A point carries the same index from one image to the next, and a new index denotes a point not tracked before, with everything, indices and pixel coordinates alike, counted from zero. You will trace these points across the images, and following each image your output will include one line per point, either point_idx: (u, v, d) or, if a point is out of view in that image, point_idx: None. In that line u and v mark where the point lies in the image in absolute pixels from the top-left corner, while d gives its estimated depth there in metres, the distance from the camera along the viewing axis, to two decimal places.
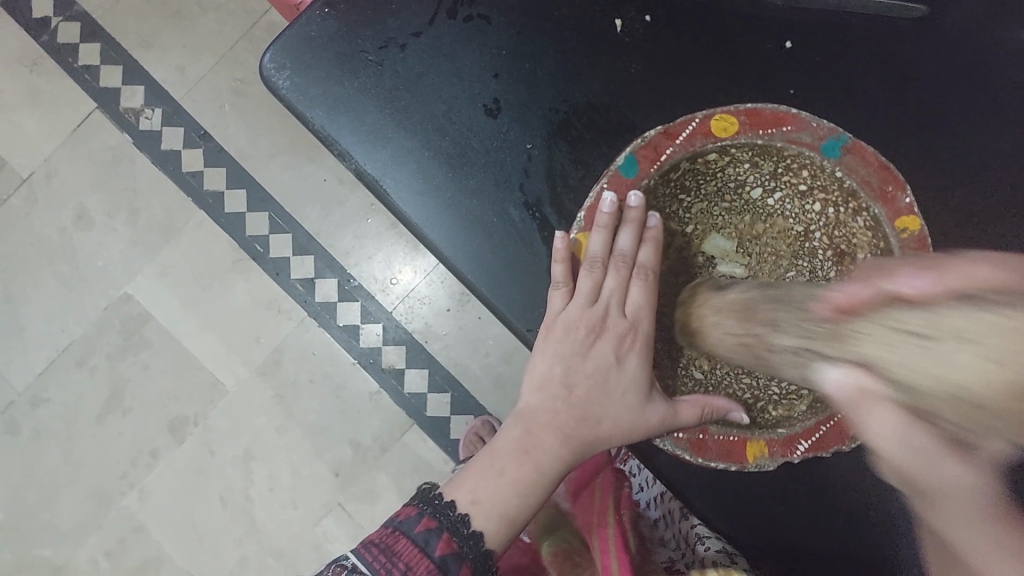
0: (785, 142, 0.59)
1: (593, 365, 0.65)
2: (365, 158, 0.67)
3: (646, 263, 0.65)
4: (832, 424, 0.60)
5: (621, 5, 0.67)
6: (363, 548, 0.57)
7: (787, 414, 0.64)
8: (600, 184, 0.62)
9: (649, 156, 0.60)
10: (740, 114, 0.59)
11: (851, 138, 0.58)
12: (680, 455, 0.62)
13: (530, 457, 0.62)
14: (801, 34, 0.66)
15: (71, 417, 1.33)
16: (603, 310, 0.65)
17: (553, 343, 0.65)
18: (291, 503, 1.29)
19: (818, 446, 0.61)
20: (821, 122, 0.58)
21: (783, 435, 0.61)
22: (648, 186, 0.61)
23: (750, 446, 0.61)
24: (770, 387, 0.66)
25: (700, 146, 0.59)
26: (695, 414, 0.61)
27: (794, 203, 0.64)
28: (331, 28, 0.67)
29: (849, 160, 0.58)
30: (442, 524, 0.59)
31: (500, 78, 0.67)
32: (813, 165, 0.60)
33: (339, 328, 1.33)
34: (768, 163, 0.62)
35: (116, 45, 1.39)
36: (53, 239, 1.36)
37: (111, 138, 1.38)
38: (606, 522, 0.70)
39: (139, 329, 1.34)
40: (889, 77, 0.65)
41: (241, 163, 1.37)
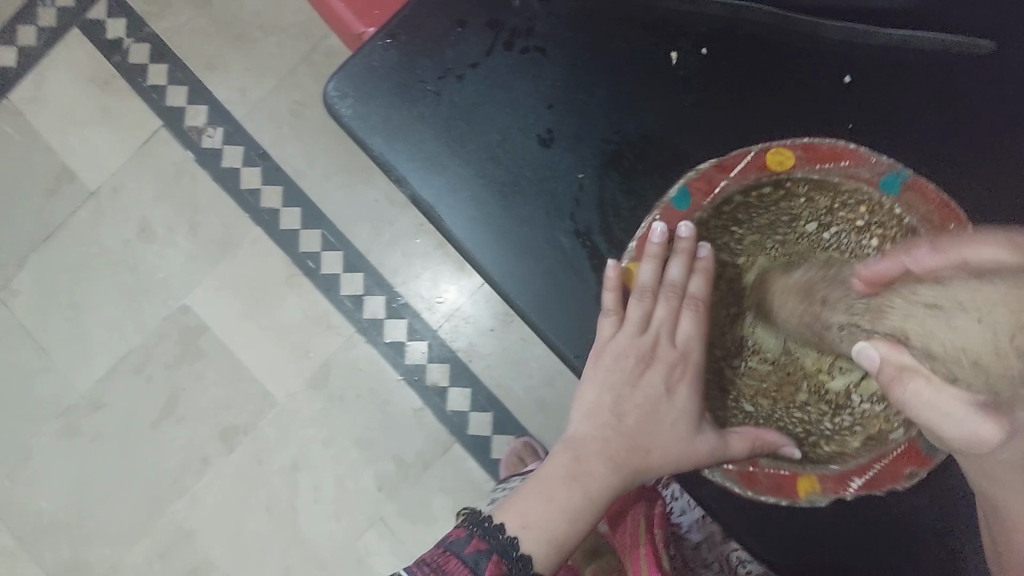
0: (843, 176, 0.58)
1: (642, 396, 0.65)
2: (420, 184, 0.68)
3: (697, 293, 0.65)
4: (884, 463, 0.58)
5: (677, 38, 0.68)
6: (411, 568, 0.55)
7: (840, 449, 0.62)
8: (653, 214, 0.62)
9: (702, 189, 0.60)
10: (796, 148, 0.58)
11: (911, 173, 0.57)
12: (730, 487, 0.62)
13: (579, 485, 0.60)
14: (860, 69, 0.66)
15: (126, 424, 1.37)
16: (653, 338, 0.66)
17: (601, 370, 0.65)
18: (333, 516, 1.31)
19: (873, 484, 0.58)
20: (880, 158, 0.57)
21: (835, 470, 0.59)
22: (700, 219, 0.62)
23: (801, 481, 0.60)
24: (822, 423, 0.65)
25: (755, 179, 0.59)
26: (743, 446, 0.61)
27: (851, 239, 0.63)
28: (392, 58, 0.69)
29: (908, 197, 0.57)
30: (492, 546, 0.57)
31: (555, 108, 0.68)
32: (872, 201, 0.59)
33: (386, 345, 1.35)
34: (824, 198, 0.61)
35: (183, 66, 1.45)
36: (117, 251, 1.41)
37: (174, 154, 1.43)
38: (638, 541, 0.71)
39: (193, 340, 1.38)
40: (951, 113, 0.64)
41: (297, 182, 1.40)
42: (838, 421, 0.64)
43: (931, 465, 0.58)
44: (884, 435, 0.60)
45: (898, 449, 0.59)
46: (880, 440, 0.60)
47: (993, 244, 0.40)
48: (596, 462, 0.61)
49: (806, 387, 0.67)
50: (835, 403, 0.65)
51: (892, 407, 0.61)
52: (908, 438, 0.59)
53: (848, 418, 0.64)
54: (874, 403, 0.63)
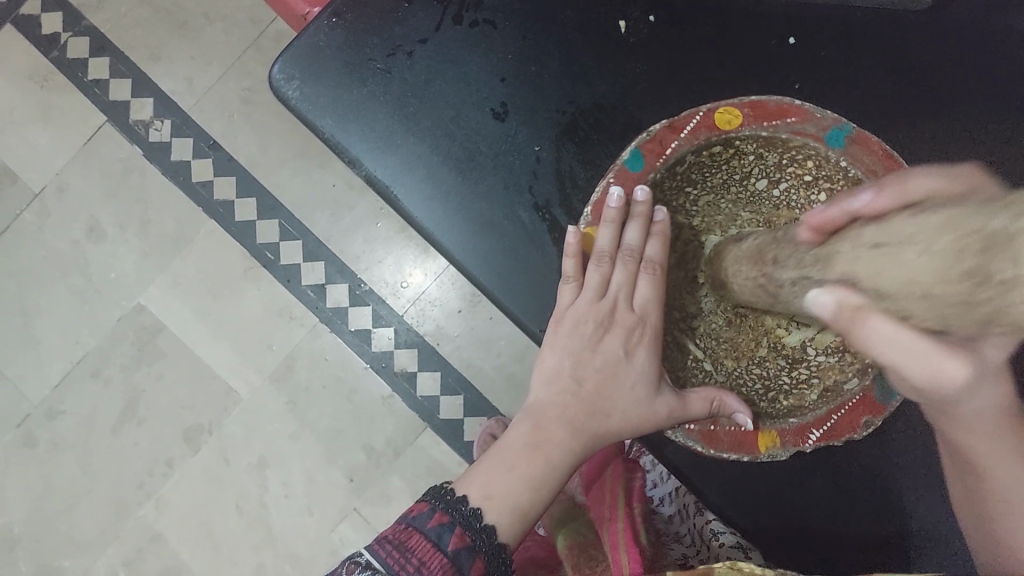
0: (790, 133, 0.58)
1: (602, 360, 0.66)
2: (375, 165, 0.67)
3: (653, 257, 0.66)
4: (844, 412, 0.60)
5: (625, 5, 0.67)
6: (376, 545, 0.56)
7: (798, 403, 0.64)
8: (607, 177, 0.62)
9: (655, 150, 0.61)
10: (744, 106, 0.59)
11: (854, 127, 0.57)
12: (692, 446, 0.63)
13: (540, 451, 0.62)
14: (805, 29, 0.66)
15: (87, 428, 1.34)
16: (611, 304, 0.66)
17: (562, 338, 0.66)
18: (306, 509, 1.30)
19: (830, 434, 0.61)
20: (825, 113, 0.58)
21: (794, 423, 0.61)
22: (654, 180, 0.62)
23: (761, 436, 0.62)
24: (780, 377, 0.65)
25: (705, 139, 0.59)
26: (703, 406, 0.61)
27: (800, 196, 0.64)
28: (339, 37, 0.68)
29: (853, 150, 0.57)
30: (455, 518, 0.58)
31: (507, 81, 0.68)
32: (818, 156, 0.59)
33: (351, 333, 1.33)
34: (772, 155, 0.62)
35: (125, 58, 1.41)
36: (67, 252, 1.38)
37: (121, 150, 1.39)
38: (616, 516, 0.72)
39: (152, 339, 1.35)
40: (894, 68, 0.65)
41: (250, 172, 1.38)
42: (796, 374, 0.65)
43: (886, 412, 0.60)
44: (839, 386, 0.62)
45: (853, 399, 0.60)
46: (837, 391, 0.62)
47: (932, 178, 0.47)
48: (558, 427, 0.63)
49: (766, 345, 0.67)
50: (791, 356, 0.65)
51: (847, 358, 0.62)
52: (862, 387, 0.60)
53: (805, 371, 0.64)
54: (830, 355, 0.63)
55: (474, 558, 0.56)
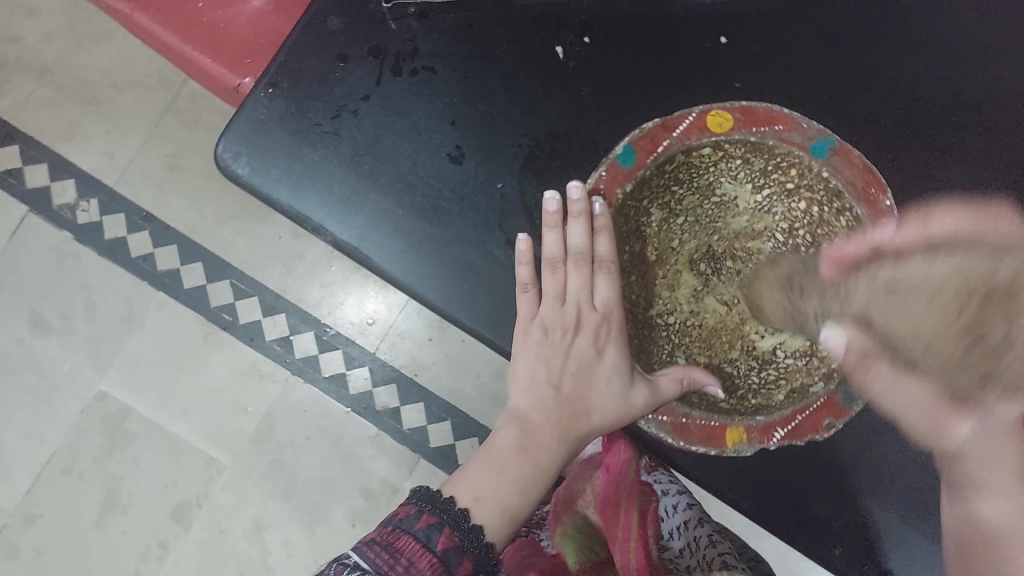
0: (776, 140, 0.59)
1: (576, 364, 0.65)
2: (341, 229, 0.67)
3: (605, 256, 0.64)
4: (810, 412, 0.61)
5: (560, 32, 0.69)
6: (363, 546, 0.55)
7: (765, 402, 0.63)
8: (598, 171, 0.61)
9: (647, 147, 0.60)
10: (735, 110, 0.59)
11: (839, 139, 0.58)
12: (663, 437, 0.63)
13: (530, 456, 0.63)
14: (733, 28, 0.68)
15: (71, 526, 1.29)
16: (575, 309, 0.66)
17: (533, 345, 0.65)
18: (314, 562, 1.28)
19: (793, 434, 0.61)
20: (811, 123, 0.58)
21: (761, 421, 0.61)
22: (643, 177, 0.61)
23: (729, 431, 0.61)
24: (749, 376, 0.65)
25: (696, 141, 0.60)
26: (674, 388, 0.61)
27: (781, 204, 0.64)
28: (279, 106, 0.67)
29: (836, 161, 0.58)
30: (442, 520, 0.57)
31: (458, 123, 0.68)
32: (802, 164, 0.60)
33: (324, 380, 1.32)
34: (758, 160, 0.61)
35: (37, 143, 1.35)
36: (15, 352, 1.32)
37: (51, 237, 1.34)
38: (629, 536, 0.75)
39: (121, 425, 1.31)
40: (823, 50, 0.68)
41: (191, 237, 1.34)
42: (764, 374, 0.65)
43: (848, 415, 0.61)
44: (806, 388, 0.63)
45: (819, 400, 0.61)
46: (804, 392, 0.63)
47: (960, 217, 0.50)
48: (560, 448, 0.64)
49: (739, 347, 0.67)
50: (760, 356, 0.66)
51: (814, 362, 0.63)
52: (827, 390, 0.61)
53: (772, 372, 0.65)
54: (798, 358, 0.64)
55: (462, 558, 0.56)
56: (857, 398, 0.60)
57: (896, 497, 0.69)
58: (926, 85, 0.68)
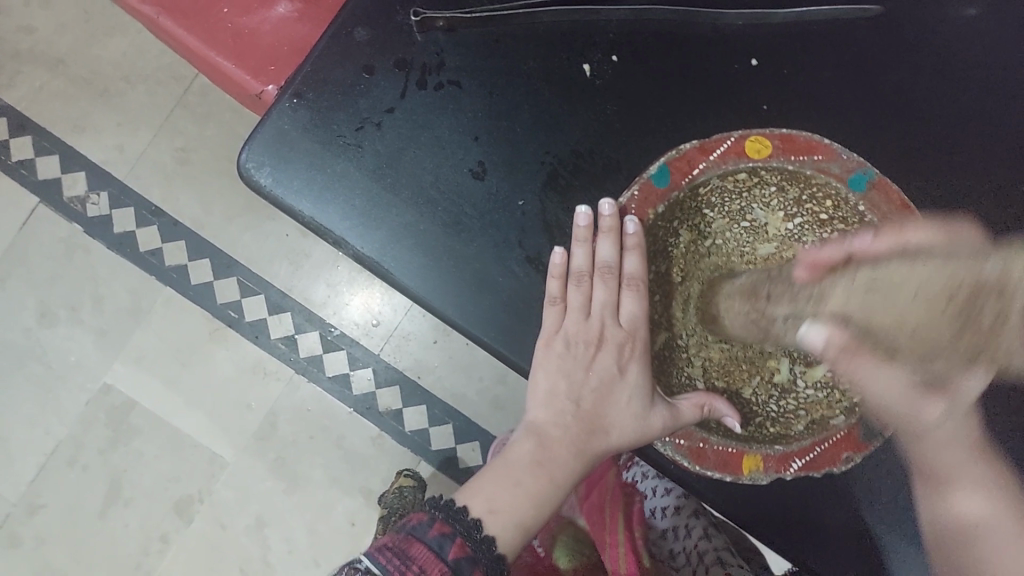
0: (814, 170, 0.59)
1: (597, 379, 0.65)
2: (362, 242, 0.66)
3: (635, 274, 0.64)
4: (828, 445, 0.61)
5: (587, 49, 0.68)
6: (375, 550, 0.55)
7: (784, 432, 0.63)
8: (630, 190, 0.61)
9: (683, 168, 0.60)
10: (775, 137, 0.59)
11: (877, 173, 0.58)
12: (679, 461, 0.62)
13: (544, 468, 0.63)
14: (763, 51, 0.68)
15: (71, 518, 1.29)
16: (599, 323, 0.66)
17: (554, 358, 0.65)
18: (313, 561, 1.28)
19: (811, 466, 0.61)
20: (851, 155, 0.59)
21: (779, 451, 0.61)
22: (677, 199, 0.61)
23: (746, 459, 0.61)
24: (769, 405, 0.65)
25: (733, 165, 0.60)
26: (695, 413, 0.62)
27: (812, 234, 0.63)
28: (303, 117, 0.67)
29: (872, 195, 0.59)
30: (454, 529, 0.57)
31: (481, 139, 0.68)
32: (838, 197, 0.60)
33: (330, 380, 1.32)
34: (793, 189, 0.61)
35: (48, 134, 1.35)
36: (20, 343, 1.32)
37: (60, 229, 1.33)
38: (618, 540, 0.77)
39: (124, 419, 1.30)
40: (853, 77, 0.67)
41: (199, 232, 1.34)
42: (784, 404, 0.64)
43: (867, 450, 0.61)
44: (826, 420, 0.62)
45: (838, 433, 0.61)
46: (823, 425, 0.62)
47: (929, 235, 0.54)
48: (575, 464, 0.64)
49: (761, 377, 0.66)
50: (781, 386, 0.65)
51: (836, 394, 0.63)
52: (847, 424, 0.61)
53: (792, 402, 0.64)
54: (819, 389, 0.64)
55: (475, 567, 0.56)
56: (877, 435, 0.60)
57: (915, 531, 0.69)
58: (955, 113, 0.67)
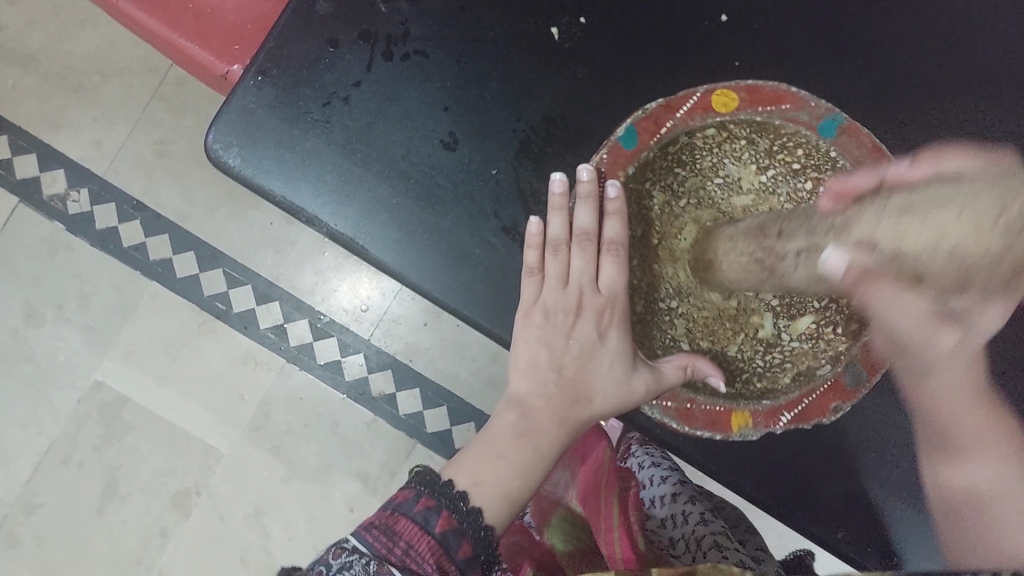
0: (783, 120, 0.59)
1: (578, 347, 0.64)
2: (335, 219, 0.66)
3: (615, 238, 0.63)
4: (817, 394, 0.61)
5: (554, 12, 0.67)
6: (362, 530, 0.53)
7: (771, 386, 0.63)
8: (599, 154, 0.61)
9: (650, 129, 0.59)
10: (740, 90, 0.59)
11: (847, 117, 0.58)
12: (668, 423, 0.63)
13: (528, 440, 0.61)
14: (733, 6, 0.67)
15: (70, 517, 1.28)
16: (577, 292, 0.65)
17: (534, 328, 0.64)
18: (313, 549, 1.28)
19: (801, 417, 0.61)
20: (819, 101, 0.58)
21: (766, 406, 0.61)
22: (647, 159, 0.60)
23: (734, 416, 0.61)
24: (755, 359, 0.64)
25: (700, 121, 0.60)
26: (678, 375, 0.61)
27: (786, 185, 0.63)
28: (269, 94, 0.66)
29: (843, 140, 0.58)
30: (441, 503, 0.55)
31: (451, 109, 0.67)
32: (809, 144, 0.59)
33: (321, 367, 1.31)
34: (763, 140, 0.61)
35: (25, 133, 1.33)
36: (7, 344, 1.31)
37: (41, 228, 1.32)
38: (612, 524, 0.72)
39: (117, 415, 1.30)
40: (825, 29, 0.67)
41: (182, 225, 1.33)
42: (770, 358, 0.64)
43: (856, 398, 0.61)
44: (812, 370, 0.62)
45: (825, 383, 0.61)
46: (810, 376, 0.62)
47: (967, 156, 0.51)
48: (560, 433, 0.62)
49: (745, 334, 0.65)
50: (766, 340, 0.64)
51: (821, 345, 0.63)
52: (834, 373, 0.61)
53: (778, 355, 0.64)
54: (803, 341, 0.63)
55: (462, 540, 0.54)
56: (864, 379, 0.60)
57: (902, 479, 0.69)
58: (930, 60, 0.66)
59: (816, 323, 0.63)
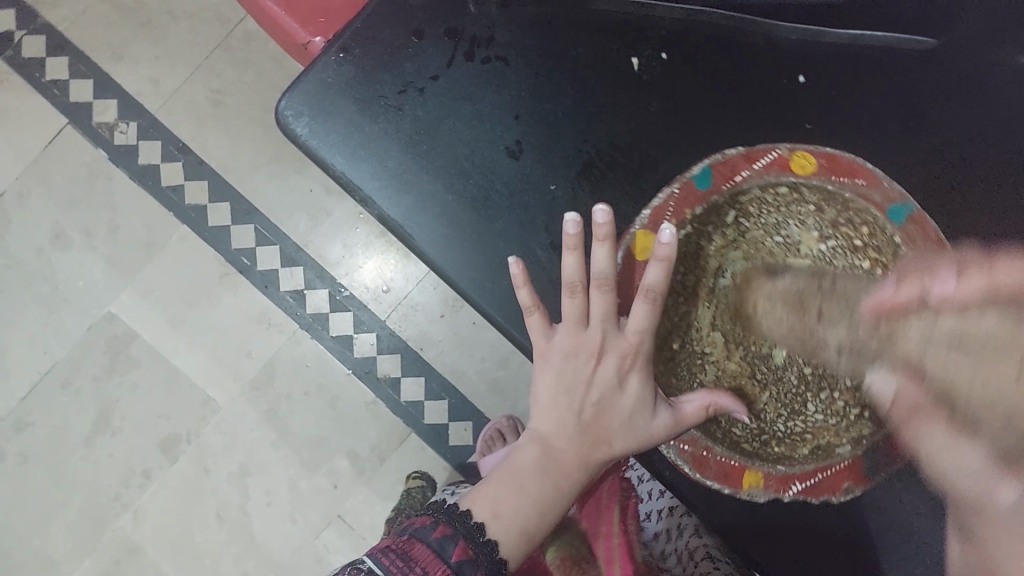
0: (855, 194, 0.58)
1: (597, 393, 0.65)
2: (388, 205, 0.67)
3: (653, 285, 0.60)
4: (832, 473, 0.61)
5: (639, 43, 0.68)
6: (378, 552, 0.55)
7: (787, 453, 0.63)
8: (670, 188, 0.61)
9: (725, 173, 0.61)
10: (820, 155, 0.59)
11: (918, 207, 0.57)
12: (680, 466, 0.63)
13: (548, 471, 0.63)
14: (815, 68, 0.68)
15: (62, 440, 1.30)
16: (600, 333, 0.65)
17: (552, 369, 0.66)
18: (290, 517, 1.28)
19: (811, 491, 0.62)
20: (895, 185, 0.58)
21: (780, 471, 0.62)
22: (716, 204, 0.62)
23: (747, 474, 0.62)
24: (776, 423, 0.64)
25: (775, 176, 0.60)
26: (699, 414, 0.61)
27: (844, 258, 0.61)
28: (348, 72, 0.67)
29: (910, 229, 0.57)
30: (457, 531, 0.58)
31: (521, 119, 0.68)
32: (875, 225, 0.59)
33: (332, 339, 1.32)
34: (831, 211, 0.60)
35: (86, 58, 1.35)
36: (31, 260, 1.32)
37: (85, 153, 1.34)
38: (612, 531, 0.74)
39: (124, 350, 1.31)
40: (900, 108, 0.67)
41: (223, 176, 1.34)
42: (791, 425, 0.63)
43: (869, 483, 0.62)
44: (832, 447, 0.62)
45: (842, 462, 0.61)
46: (828, 452, 0.62)
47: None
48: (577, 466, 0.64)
49: (771, 392, 0.65)
50: (792, 407, 0.64)
51: (844, 423, 0.62)
52: (853, 455, 0.61)
53: (799, 424, 0.63)
54: (826, 415, 0.63)
55: (476, 568, 0.57)
56: (882, 467, 0.61)
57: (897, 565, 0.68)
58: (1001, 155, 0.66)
59: (844, 401, 0.62)
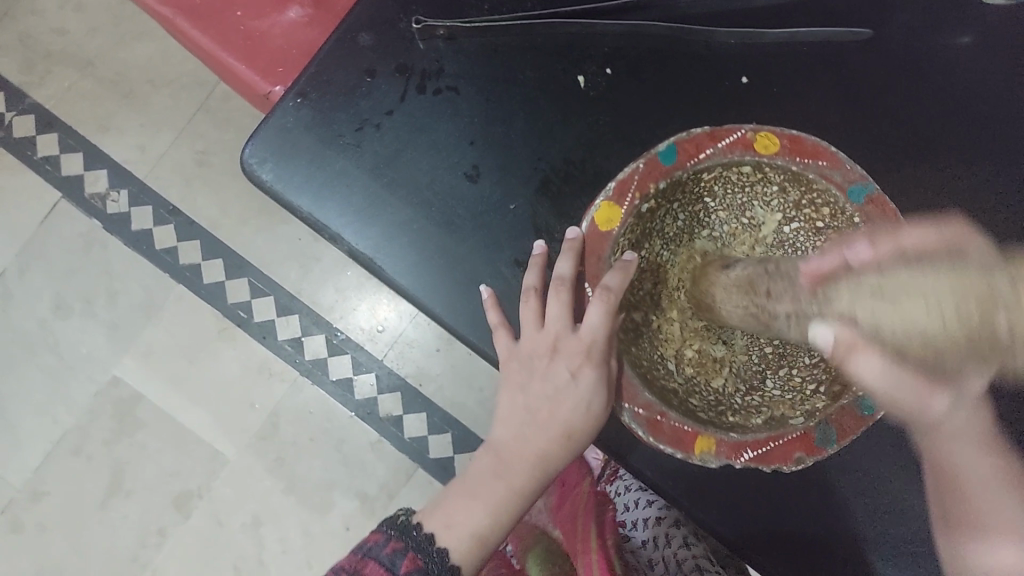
0: (818, 175, 0.60)
1: (548, 388, 0.66)
2: (355, 238, 0.69)
3: (610, 286, 0.60)
4: (784, 441, 0.60)
5: (582, 61, 0.71)
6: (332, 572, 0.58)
7: (743, 422, 0.62)
8: (635, 163, 0.61)
9: (689, 151, 0.61)
10: (783, 137, 0.60)
11: (876, 188, 0.59)
12: (634, 429, 0.61)
13: (527, 464, 0.65)
14: (753, 69, 0.70)
15: (75, 506, 1.31)
16: (553, 334, 0.65)
17: (514, 374, 0.67)
18: (305, 563, 1.29)
19: (762, 459, 0.60)
20: (854, 165, 0.59)
21: (734, 438, 0.60)
22: (678, 180, 0.61)
23: (700, 440, 0.60)
24: (733, 396, 0.65)
25: (738, 156, 0.61)
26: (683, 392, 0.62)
27: (806, 240, 0.65)
28: (306, 116, 0.70)
29: (870, 210, 0.59)
30: (407, 546, 0.60)
31: (477, 143, 0.70)
32: (835, 206, 0.61)
33: (333, 383, 1.33)
34: (794, 191, 0.62)
35: (74, 132, 1.39)
36: (34, 332, 1.35)
37: (80, 225, 1.37)
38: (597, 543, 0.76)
39: (129, 412, 1.33)
40: (840, 97, 0.69)
41: (213, 233, 1.37)
42: (748, 399, 0.64)
43: (820, 455, 0.60)
44: (786, 419, 0.62)
45: (795, 432, 0.60)
46: (781, 422, 0.61)
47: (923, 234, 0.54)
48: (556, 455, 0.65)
49: (730, 369, 0.67)
50: (748, 384, 0.66)
51: (801, 398, 0.63)
52: (806, 425, 0.60)
53: (756, 399, 0.64)
54: (784, 390, 0.64)
55: None
56: (834, 438, 0.60)
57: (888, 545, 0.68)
58: (948, 133, 0.68)
59: (802, 376, 0.64)
